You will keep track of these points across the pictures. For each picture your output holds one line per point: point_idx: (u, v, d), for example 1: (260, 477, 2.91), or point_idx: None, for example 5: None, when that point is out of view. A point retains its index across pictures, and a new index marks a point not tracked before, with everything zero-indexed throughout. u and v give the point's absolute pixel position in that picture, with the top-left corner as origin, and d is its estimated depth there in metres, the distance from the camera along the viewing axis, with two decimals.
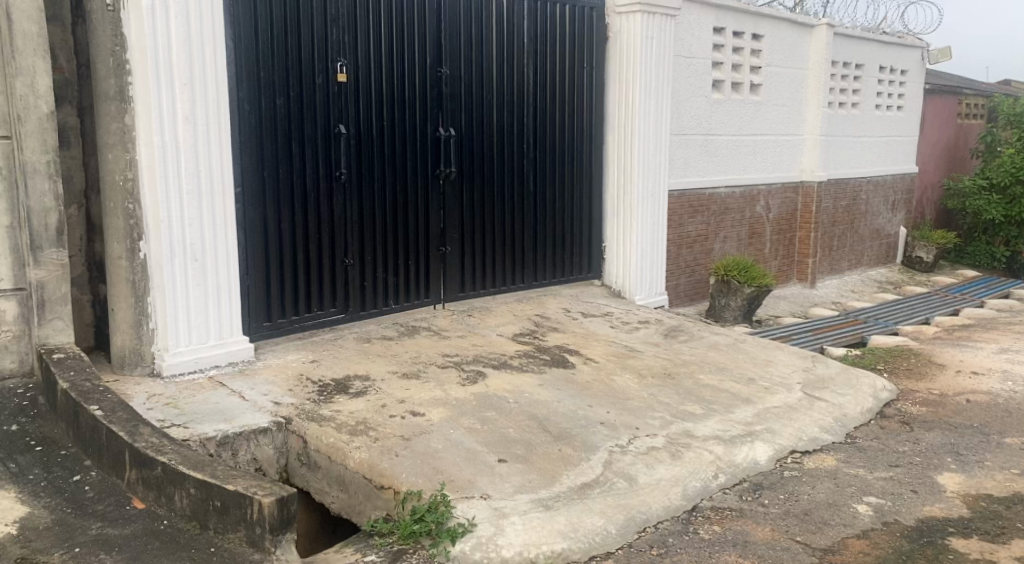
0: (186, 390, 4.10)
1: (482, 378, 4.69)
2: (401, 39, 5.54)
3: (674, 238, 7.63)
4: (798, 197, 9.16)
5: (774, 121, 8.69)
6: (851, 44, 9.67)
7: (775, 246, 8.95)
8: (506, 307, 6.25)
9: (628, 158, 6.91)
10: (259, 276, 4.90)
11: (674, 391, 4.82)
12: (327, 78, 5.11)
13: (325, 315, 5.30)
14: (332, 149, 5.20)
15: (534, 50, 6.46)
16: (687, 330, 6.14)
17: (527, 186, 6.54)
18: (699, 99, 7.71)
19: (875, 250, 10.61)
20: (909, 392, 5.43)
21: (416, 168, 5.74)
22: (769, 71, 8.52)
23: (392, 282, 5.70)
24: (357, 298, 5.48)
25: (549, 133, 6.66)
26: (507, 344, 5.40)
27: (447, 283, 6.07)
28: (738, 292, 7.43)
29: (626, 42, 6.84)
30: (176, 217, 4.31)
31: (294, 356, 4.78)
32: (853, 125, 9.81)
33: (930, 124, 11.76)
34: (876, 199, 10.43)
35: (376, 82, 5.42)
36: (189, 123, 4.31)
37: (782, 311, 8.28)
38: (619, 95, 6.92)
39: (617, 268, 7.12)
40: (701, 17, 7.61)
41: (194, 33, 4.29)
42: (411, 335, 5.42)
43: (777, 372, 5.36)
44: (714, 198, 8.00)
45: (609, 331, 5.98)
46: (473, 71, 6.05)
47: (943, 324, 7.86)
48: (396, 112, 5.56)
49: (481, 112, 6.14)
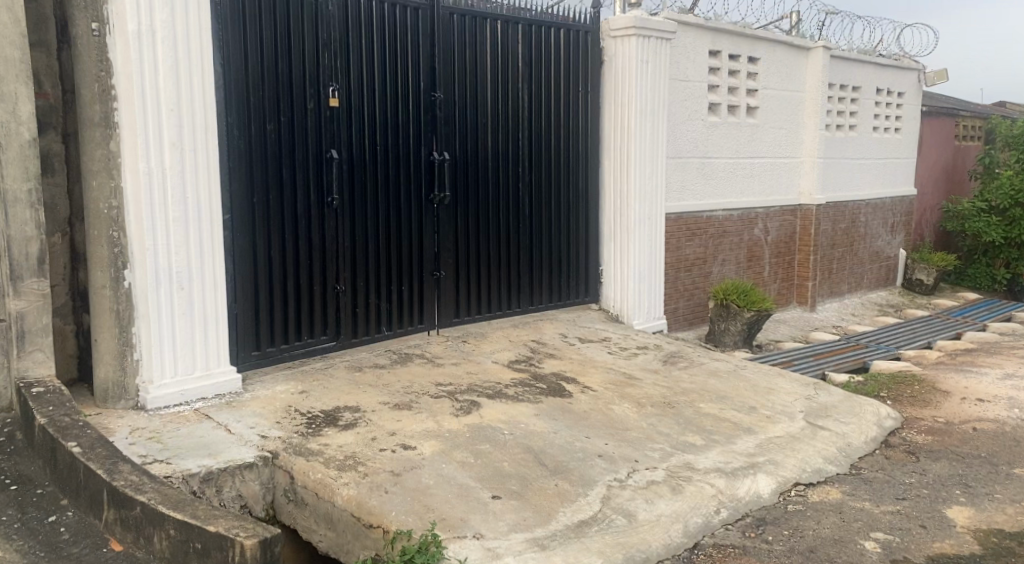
0: (170, 423, 3.98)
1: (476, 409, 4.57)
2: (394, 63, 5.47)
3: (672, 262, 7.53)
4: (797, 219, 9.07)
5: (772, 144, 8.63)
6: (848, 66, 9.63)
7: (774, 269, 8.85)
8: (501, 333, 6.13)
9: (625, 182, 6.83)
10: (249, 304, 4.79)
11: (674, 421, 4.70)
12: (318, 102, 5.03)
13: (316, 343, 5.19)
14: (323, 175, 5.10)
15: (530, 74, 6.40)
16: (686, 356, 6.02)
17: (523, 211, 6.46)
18: (695, 122, 7.64)
19: (875, 272, 10.51)
20: (914, 420, 5.31)
21: (410, 193, 5.65)
22: (765, 94, 8.47)
23: (385, 309, 5.59)
24: (349, 325, 5.37)
25: (545, 157, 6.58)
26: (503, 372, 5.28)
27: (441, 309, 5.96)
28: (737, 316, 7.31)
29: (622, 65, 6.77)
30: (162, 246, 4.20)
31: (283, 386, 4.65)
32: (851, 147, 9.75)
33: (928, 145, 11.72)
34: (875, 221, 10.34)
35: (369, 106, 5.34)
36: (175, 149, 4.22)
37: (782, 336, 8.17)
38: (615, 118, 6.85)
39: (614, 292, 7.02)
40: (697, 40, 7.56)
41: (181, 58, 4.20)
42: (404, 363, 5.30)
43: (779, 400, 5.24)
44: (712, 221, 7.91)
45: (607, 357, 5.86)
46: (467, 95, 5.97)
47: (946, 348, 7.74)
48: (389, 137, 5.47)
49: (475, 136, 6.06)
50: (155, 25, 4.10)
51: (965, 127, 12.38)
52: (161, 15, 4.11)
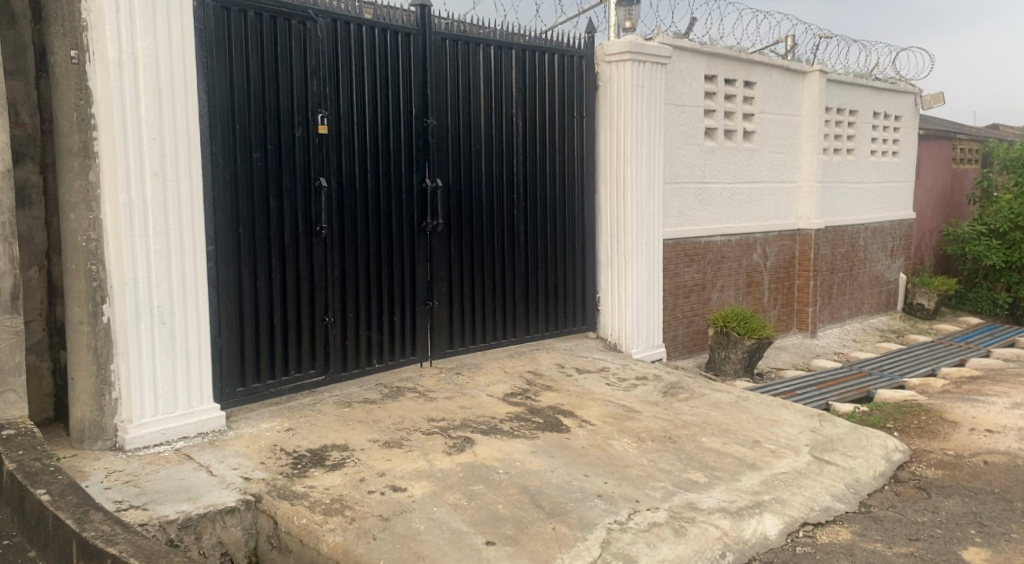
0: (149, 466, 3.81)
1: (469, 446, 4.41)
2: (385, 89, 5.35)
3: (670, 289, 7.39)
4: (796, 244, 8.94)
5: (769, 168, 8.52)
6: (845, 90, 9.56)
7: (773, 295, 8.70)
8: (496, 364, 5.97)
9: (622, 208, 6.69)
10: (234, 337, 4.63)
11: (675, 456, 4.54)
12: (307, 130, 4.90)
13: (304, 377, 5.02)
14: (312, 203, 4.96)
15: (524, 99, 6.29)
16: (686, 386, 5.85)
17: (518, 238, 6.32)
18: (692, 147, 7.53)
19: (875, 297, 10.38)
20: (923, 453, 5.15)
21: (402, 221, 5.51)
22: (762, 118, 8.38)
23: (375, 341, 5.43)
24: (338, 358, 5.20)
25: (540, 183, 6.45)
26: (498, 405, 5.11)
27: (435, 339, 5.80)
28: (738, 343, 7.16)
29: (617, 90, 6.67)
30: (142, 279, 4.05)
31: (269, 424, 4.49)
32: (848, 170, 9.65)
33: (925, 169, 11.64)
34: (874, 245, 10.22)
35: (359, 133, 5.21)
36: (157, 179, 4.07)
37: (783, 363, 8.02)
38: (610, 143, 6.74)
39: (612, 320, 6.86)
40: (692, 65, 7.47)
41: (164, 86, 4.07)
42: (396, 397, 5.13)
43: (783, 433, 5.07)
44: (710, 246, 7.77)
45: (606, 388, 5.70)
46: (460, 121, 5.86)
47: (951, 376, 7.60)
48: (379, 164, 5.34)
49: (468, 162, 5.94)
50: (137, 52, 3.97)
51: (962, 150, 12.32)
52: (143, 41, 3.98)
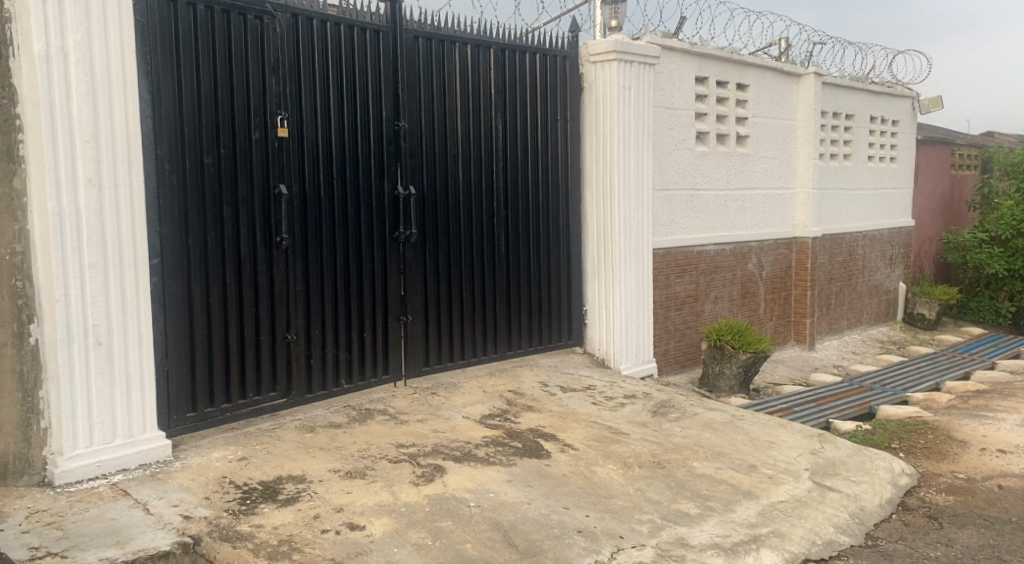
0: (77, 505, 3.45)
1: (439, 475, 4.04)
2: (352, 90, 5.00)
3: (661, 300, 7.02)
4: (792, 253, 8.61)
5: (764, 174, 8.19)
6: (841, 93, 9.22)
7: (769, 306, 8.35)
8: (475, 383, 5.59)
9: (609, 216, 6.34)
10: (184, 358, 4.26)
11: (664, 484, 4.17)
12: (265, 133, 4.56)
13: (263, 400, 4.65)
14: (271, 213, 4.61)
15: (504, 102, 5.95)
16: (677, 405, 5.48)
17: (499, 249, 5.97)
18: (682, 152, 7.20)
19: (875, 307, 10.04)
20: (931, 477, 4.79)
21: (372, 231, 5.15)
22: (756, 122, 8.04)
23: (344, 360, 5.06)
24: (302, 380, 4.83)
25: (522, 192, 6.10)
26: (473, 429, 4.74)
27: (409, 357, 5.43)
28: (732, 358, 6.79)
29: (602, 92, 6.32)
30: (76, 296, 3.68)
31: (221, 453, 4.11)
32: (846, 176, 9.32)
33: (924, 175, 11.32)
34: (873, 253, 9.89)
35: (324, 137, 4.85)
36: (92, 185, 3.71)
37: (780, 378, 7.65)
38: (596, 149, 6.39)
39: (599, 335, 6.50)
40: (682, 66, 7.14)
41: (100, 83, 3.71)
42: (363, 421, 4.75)
43: (781, 456, 4.71)
44: (702, 256, 7.42)
45: (591, 408, 5.32)
46: (435, 125, 5.52)
47: (957, 390, 7.24)
48: (347, 171, 4.99)
49: (444, 169, 5.59)
50: (68, 46, 3.61)
51: (961, 156, 12.00)
52: (74, 35, 3.63)
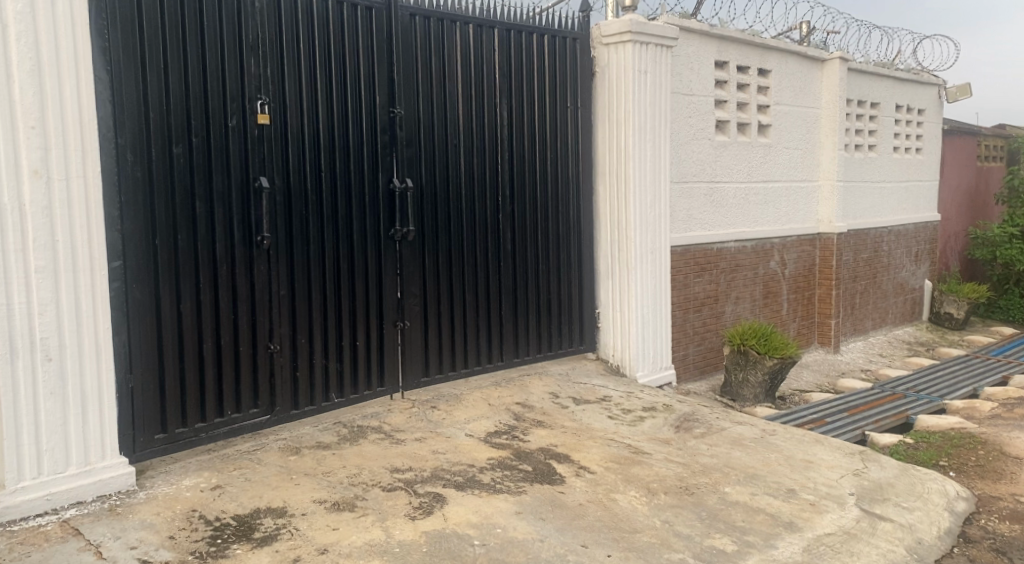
0: (19, 550, 3.00)
1: (439, 506, 3.56)
2: (340, 73, 4.53)
3: (679, 301, 6.52)
4: (816, 250, 8.10)
5: (787, 166, 7.68)
6: (866, 80, 8.70)
7: (792, 306, 7.85)
8: (479, 394, 5.09)
9: (624, 211, 5.85)
10: (151, 373, 3.77)
11: (694, 515, 3.70)
12: (242, 119, 4.08)
13: (244, 418, 4.17)
14: (251, 209, 4.13)
15: (509, 87, 5.46)
16: (701, 419, 4.99)
17: (505, 248, 5.48)
18: (701, 142, 6.70)
19: (900, 306, 9.53)
20: (988, 503, 4.33)
21: (364, 229, 4.67)
22: (778, 110, 7.53)
23: (334, 371, 4.58)
24: (287, 394, 4.36)
25: (530, 186, 5.61)
26: (478, 448, 4.25)
27: (408, 367, 4.95)
28: (758, 364, 6.29)
29: (616, 76, 5.83)
30: (19, 305, 3.21)
31: (192, 480, 3.62)
32: (871, 168, 8.81)
33: (950, 166, 10.79)
34: (898, 250, 9.38)
35: (309, 125, 4.38)
36: (39, 177, 3.24)
37: (806, 384, 7.16)
38: (610, 137, 5.89)
39: (613, 339, 6.01)
40: (701, 49, 6.64)
41: (46, 61, 3.24)
42: (355, 441, 4.26)
43: (821, 479, 4.22)
44: (723, 254, 6.93)
45: (608, 423, 4.83)
46: (434, 112, 5.02)
47: (998, 397, 6.76)
48: (336, 162, 4.51)
49: (445, 160, 5.10)
50: (6, 16, 3.14)
51: (987, 147, 11.47)
52: (14, 3, 3.16)
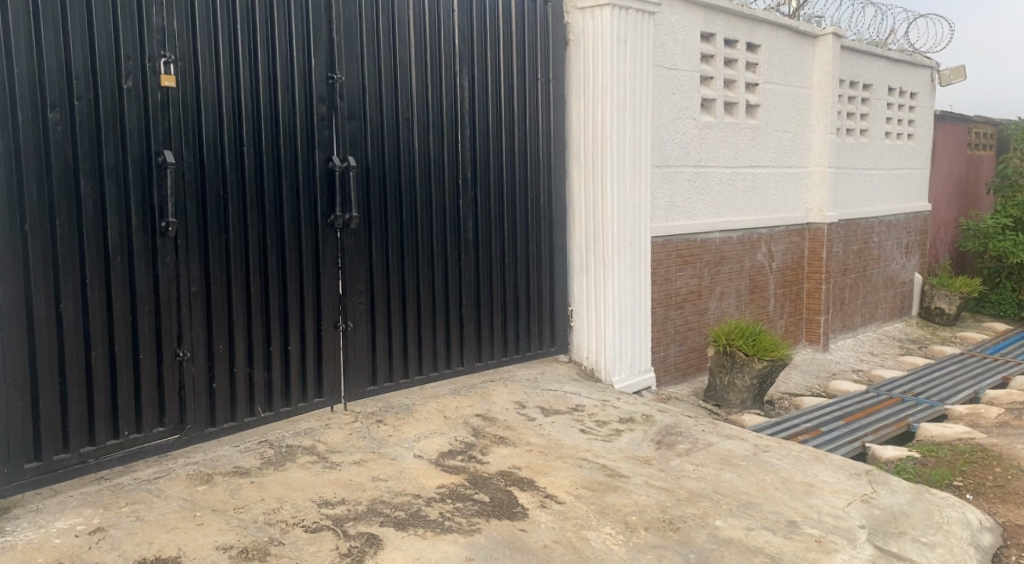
0: None
1: (374, 552, 2.93)
2: (268, 30, 3.87)
3: (660, 297, 5.91)
4: (805, 241, 7.54)
5: (776, 150, 7.10)
6: (859, 59, 8.13)
7: (780, 302, 7.27)
8: (433, 404, 4.44)
9: (598, 197, 5.24)
10: (19, 385, 3.14)
11: (681, 558, 3.09)
12: (142, 80, 3.44)
13: (146, 439, 3.52)
14: (153, 189, 3.49)
15: (471, 54, 4.80)
16: (686, 433, 4.37)
17: (466, 237, 4.83)
18: (684, 122, 6.08)
19: (889, 301, 9.02)
20: (1015, 535, 3.77)
21: (297, 214, 4.03)
22: (767, 88, 6.93)
23: (260, 381, 3.94)
24: (201, 410, 3.71)
25: (495, 167, 4.97)
26: (426, 474, 3.60)
27: (350, 374, 4.31)
28: (745, 367, 5.71)
29: (592, 45, 5.19)
30: None
31: (67, 523, 2.97)
32: (863, 154, 8.25)
33: (941, 154, 10.27)
34: (889, 241, 8.85)
35: (227, 91, 3.73)
36: None
37: (795, 387, 6.58)
38: (582, 115, 5.28)
39: (586, 340, 5.40)
40: (685, 19, 6.02)
41: None
42: (280, 465, 3.61)
43: (827, 507, 3.62)
44: (707, 245, 6.33)
45: (579, 437, 4.20)
46: (382, 80, 4.35)
47: (1003, 401, 6.22)
48: (262, 134, 3.87)
49: (396, 136, 4.43)
50: None
51: (978, 134, 10.95)
52: None
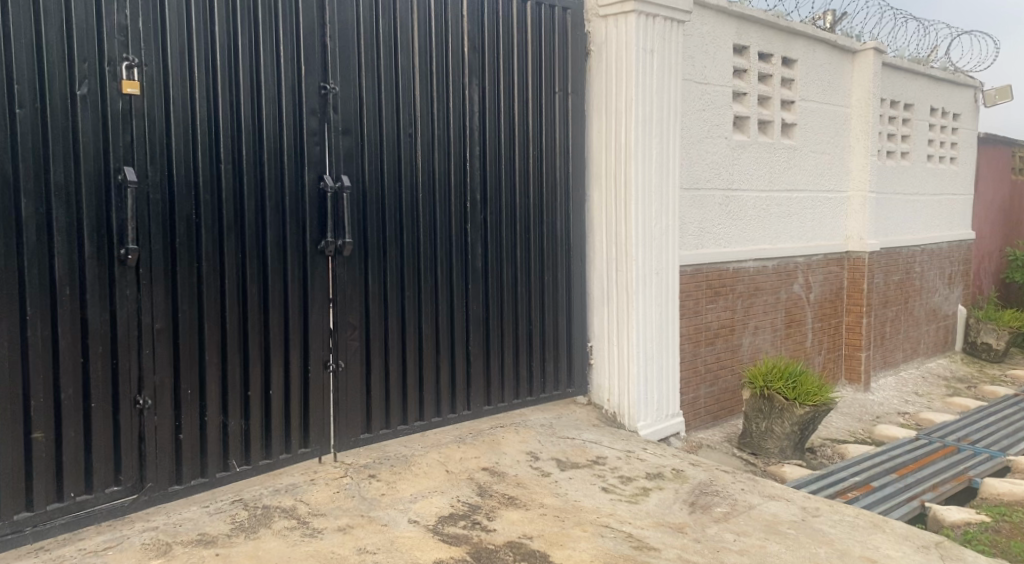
0: None
1: None
2: (252, 32, 3.41)
3: (688, 332, 5.38)
4: (844, 271, 6.98)
5: (813, 173, 6.57)
6: (900, 77, 7.60)
7: (817, 337, 6.71)
8: (436, 455, 3.92)
9: (622, 222, 4.73)
10: None
11: None
12: (100, 86, 2.99)
13: (97, 500, 3.04)
14: (111, 212, 3.03)
15: (483, 65, 4.34)
16: (724, 493, 3.82)
17: (474, 266, 4.34)
18: (716, 140, 5.58)
19: (933, 335, 8.42)
20: None
21: (282, 239, 3.55)
22: (804, 106, 6.42)
23: (235, 430, 3.45)
24: (164, 465, 3.22)
25: (508, 190, 4.49)
26: (421, 545, 3.08)
27: (341, 422, 3.80)
28: (785, 413, 5.16)
29: (615, 55, 4.71)
30: None
31: None
32: (904, 178, 7.70)
33: (985, 180, 9.68)
34: (932, 271, 8.26)
35: (202, 101, 3.27)
36: None
37: (837, 432, 6.00)
38: (604, 132, 4.78)
39: (607, 380, 4.87)
40: (717, 29, 5.54)
41: None
42: (253, 531, 3.10)
43: None
44: (740, 275, 5.80)
45: (601, 498, 3.66)
46: (381, 91, 3.88)
47: None
48: (243, 149, 3.40)
49: (397, 153, 3.96)
50: None
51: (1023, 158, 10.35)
52: None
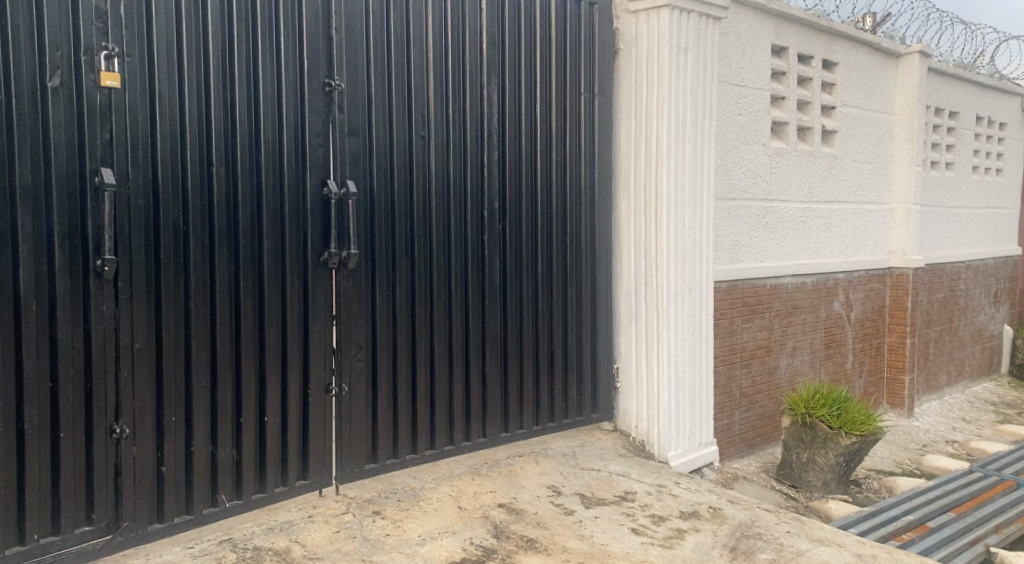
0: None
1: None
2: (250, 21, 3.09)
3: (723, 354, 4.98)
4: (886, 288, 6.56)
5: (855, 183, 6.17)
6: (946, 82, 7.18)
7: (858, 358, 6.29)
8: (448, 489, 3.55)
9: (652, 234, 4.37)
10: None
11: None
12: (75, 79, 2.68)
13: (66, 542, 2.72)
14: (86, 219, 2.71)
15: (503, 63, 4.00)
16: (767, 536, 3.43)
17: (492, 281, 3.99)
18: (753, 147, 5.21)
19: (978, 356, 7.95)
20: None
21: (279, 250, 3.22)
22: (845, 112, 6.03)
23: (225, 461, 3.11)
24: (143, 501, 2.89)
25: (528, 199, 4.14)
26: None
27: (343, 451, 3.45)
28: (829, 443, 4.76)
29: (646, 53, 4.36)
30: None
31: None
32: (949, 189, 7.27)
33: None
34: (977, 288, 7.81)
35: (191, 96, 2.95)
36: None
37: (881, 462, 5.57)
38: (634, 137, 4.42)
39: (635, 405, 4.49)
40: (755, 28, 5.17)
41: None
42: None
43: None
44: (777, 291, 5.40)
45: (631, 541, 3.28)
46: (391, 89, 3.55)
47: None
48: (238, 150, 3.07)
49: (408, 158, 3.63)
50: None
51: None
52: None
